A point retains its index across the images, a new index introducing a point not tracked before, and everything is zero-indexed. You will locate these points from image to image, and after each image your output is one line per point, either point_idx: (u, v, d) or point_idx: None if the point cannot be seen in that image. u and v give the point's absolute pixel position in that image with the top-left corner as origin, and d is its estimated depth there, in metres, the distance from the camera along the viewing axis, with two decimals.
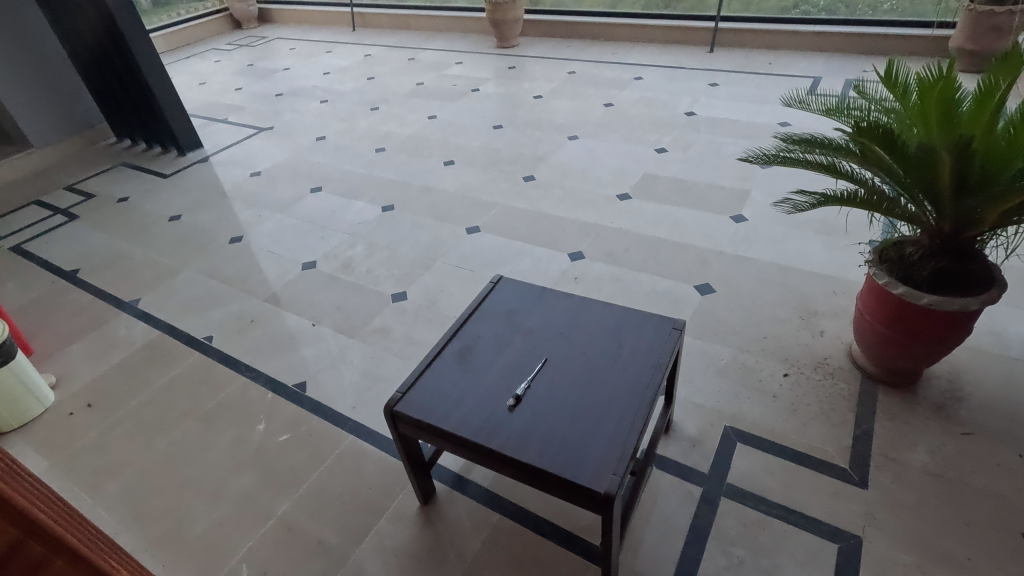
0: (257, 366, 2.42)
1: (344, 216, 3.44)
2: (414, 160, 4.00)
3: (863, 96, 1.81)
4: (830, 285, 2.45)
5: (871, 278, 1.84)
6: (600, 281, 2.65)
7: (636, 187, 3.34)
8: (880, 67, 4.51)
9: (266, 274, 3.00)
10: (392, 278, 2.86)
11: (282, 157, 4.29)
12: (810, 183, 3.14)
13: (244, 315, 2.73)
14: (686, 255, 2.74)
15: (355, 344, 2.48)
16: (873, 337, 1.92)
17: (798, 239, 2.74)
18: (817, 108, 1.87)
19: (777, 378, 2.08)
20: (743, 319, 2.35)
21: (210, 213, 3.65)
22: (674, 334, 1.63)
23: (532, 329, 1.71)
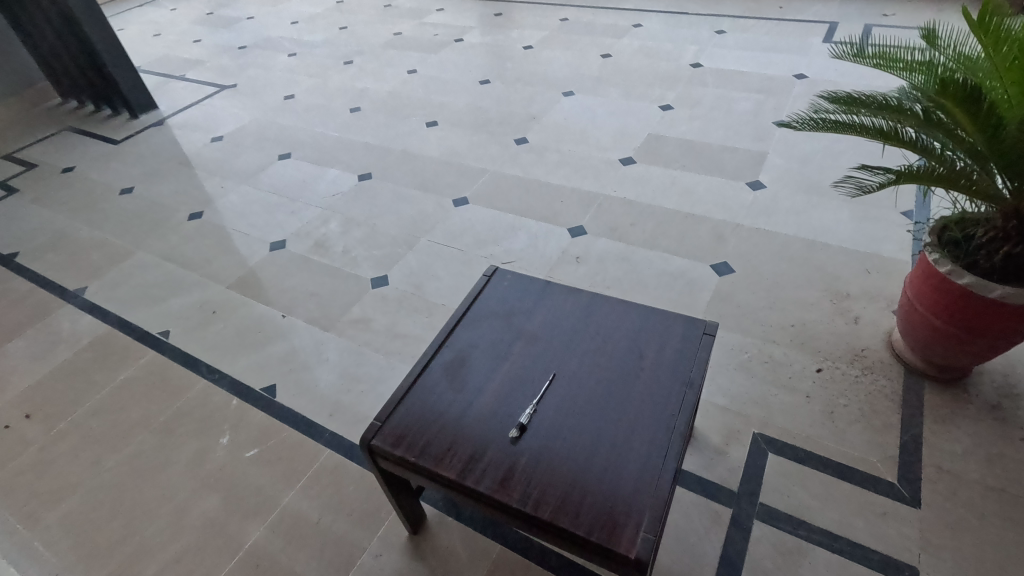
0: (220, 367, 2.14)
1: (317, 186, 3.09)
2: (393, 121, 3.61)
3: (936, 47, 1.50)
4: (863, 263, 2.19)
5: (929, 265, 1.59)
6: (604, 261, 2.37)
7: (641, 150, 3.01)
8: (902, 10, 4.14)
9: (230, 256, 2.68)
10: (372, 259, 2.55)
11: (246, 118, 3.87)
12: (832, 143, 2.83)
13: (206, 305, 2.42)
14: (700, 228, 2.46)
15: (331, 337, 2.20)
16: (925, 331, 1.68)
17: (823, 209, 2.47)
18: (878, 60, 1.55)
19: (809, 374, 1.84)
20: (768, 303, 2.09)
21: (166, 184, 3.28)
22: (704, 341, 1.36)
23: (535, 336, 1.43)
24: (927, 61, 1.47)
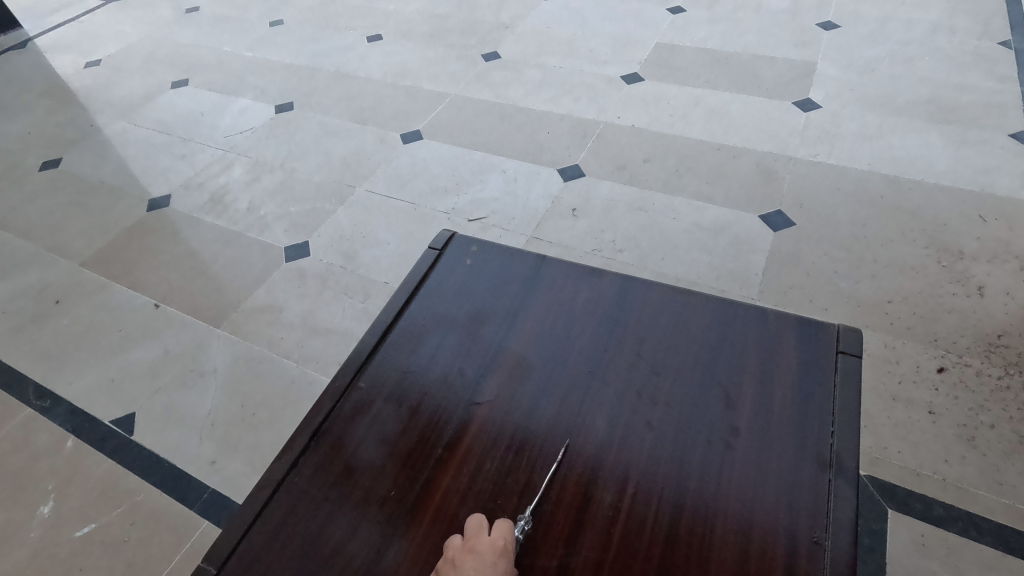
0: (55, 387, 1.44)
1: (219, 120, 2.31)
2: (323, 35, 2.79)
3: None
4: (972, 207, 1.57)
5: None
6: (611, 213, 1.70)
7: (648, 63, 2.29)
8: None
9: (90, 218, 1.93)
10: (287, 219, 1.84)
11: (134, 36, 2.99)
12: (899, 48, 2.15)
13: (47, 291, 1.69)
14: (738, 164, 1.80)
15: (222, 336, 1.52)
16: None
17: (901, 133, 1.82)
18: None
19: (926, 377, 1.24)
20: (849, 269, 1.46)
21: (17, 122, 2.44)
22: (843, 371, 0.72)
23: (524, 362, 0.78)
24: None
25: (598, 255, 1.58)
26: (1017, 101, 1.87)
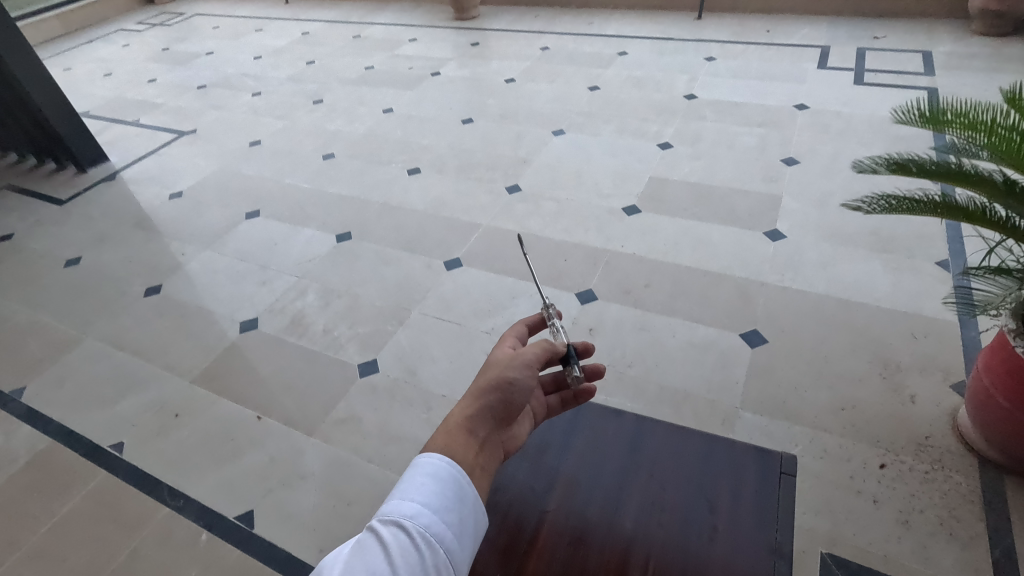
0: (185, 489, 1.81)
1: (290, 248, 2.79)
2: (370, 168, 3.33)
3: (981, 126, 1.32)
4: (906, 326, 1.99)
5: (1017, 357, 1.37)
6: (621, 332, 2.12)
7: (644, 196, 2.79)
8: (891, 32, 4.12)
9: (193, 339, 2.35)
10: (357, 339, 2.26)
11: (208, 169, 3.53)
12: (848, 183, 2.65)
13: (167, 406, 2.09)
14: (721, 288, 2.24)
15: (315, 444, 1.90)
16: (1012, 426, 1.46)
17: (850, 261, 2.27)
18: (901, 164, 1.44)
19: (872, 472, 1.61)
20: (811, 380, 1.86)
21: (119, 251, 2.92)
22: (785, 485, 1.11)
23: (575, 480, 1.16)
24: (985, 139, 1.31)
25: (613, 370, 1.99)
26: (941, 232, 2.34)
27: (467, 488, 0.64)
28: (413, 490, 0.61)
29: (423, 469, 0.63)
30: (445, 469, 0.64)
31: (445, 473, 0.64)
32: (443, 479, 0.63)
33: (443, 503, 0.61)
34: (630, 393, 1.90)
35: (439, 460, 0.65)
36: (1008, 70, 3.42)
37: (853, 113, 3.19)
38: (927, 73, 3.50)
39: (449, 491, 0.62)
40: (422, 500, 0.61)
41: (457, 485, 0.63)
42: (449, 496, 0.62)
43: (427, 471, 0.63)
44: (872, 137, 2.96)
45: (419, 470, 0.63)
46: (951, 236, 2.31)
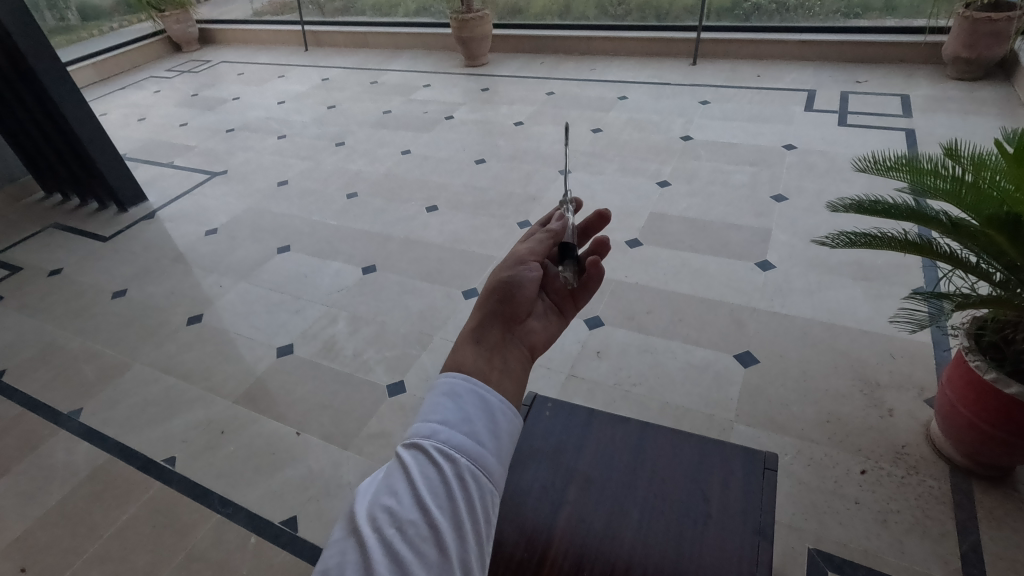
0: (233, 498, 2.00)
1: (319, 280, 3.03)
2: (391, 206, 3.60)
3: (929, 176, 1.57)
4: (885, 347, 2.19)
5: (969, 371, 1.58)
6: (626, 355, 2.33)
7: (645, 230, 3.03)
8: (872, 76, 4.43)
9: (234, 363, 2.57)
10: (385, 362, 2.48)
11: (240, 207, 3.81)
12: (832, 217, 2.89)
13: (213, 424, 2.29)
14: (717, 314, 2.45)
15: (350, 457, 2.10)
16: (971, 433, 1.65)
17: (834, 288, 2.49)
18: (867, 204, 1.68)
19: (854, 477, 1.79)
20: (800, 396, 2.06)
21: (162, 284, 3.16)
22: (767, 478, 1.30)
23: (590, 477, 1.35)
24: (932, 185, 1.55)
25: (619, 388, 2.19)
26: (917, 262, 2.56)
27: (486, 397, 0.56)
28: (430, 409, 0.55)
29: (438, 389, 0.57)
30: (459, 382, 0.57)
31: (460, 386, 0.57)
32: (459, 396, 0.56)
33: (462, 417, 0.54)
34: (634, 410, 2.10)
35: (454, 377, 0.58)
36: (980, 112, 3.71)
37: (836, 152, 3.46)
38: (905, 115, 3.78)
39: (467, 403, 0.55)
40: (439, 417, 0.54)
41: (479, 399, 0.56)
42: (468, 408, 0.55)
43: (443, 390, 0.56)
44: (854, 175, 3.22)
45: (434, 391, 0.57)
46: (926, 265, 2.53)
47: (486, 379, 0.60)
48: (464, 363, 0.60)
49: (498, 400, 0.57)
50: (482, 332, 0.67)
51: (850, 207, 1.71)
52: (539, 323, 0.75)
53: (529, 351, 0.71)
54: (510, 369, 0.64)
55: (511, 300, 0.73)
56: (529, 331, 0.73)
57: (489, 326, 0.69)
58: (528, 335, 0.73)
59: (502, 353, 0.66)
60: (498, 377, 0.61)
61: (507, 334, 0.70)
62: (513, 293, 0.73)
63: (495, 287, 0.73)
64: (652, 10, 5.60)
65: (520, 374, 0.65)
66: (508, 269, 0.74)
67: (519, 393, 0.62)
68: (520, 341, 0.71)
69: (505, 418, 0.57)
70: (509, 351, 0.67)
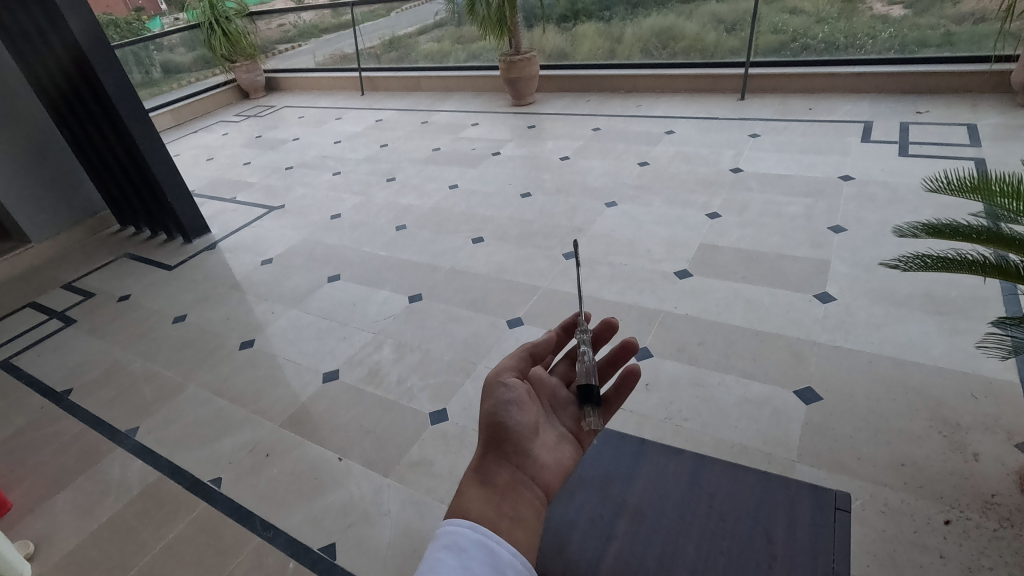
0: (275, 521, 1.99)
1: (366, 308, 3.07)
2: (438, 237, 3.66)
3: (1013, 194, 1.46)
4: (965, 386, 2.02)
5: None
6: (676, 388, 2.23)
7: (695, 260, 2.95)
8: (934, 107, 4.27)
9: (282, 387, 2.61)
10: (428, 389, 2.46)
11: (295, 239, 3.96)
12: (897, 248, 2.74)
13: (258, 446, 2.31)
14: (774, 347, 2.33)
15: (391, 485, 2.06)
16: None
17: (903, 323, 2.33)
18: (940, 226, 1.58)
19: (936, 527, 1.62)
20: (868, 436, 1.91)
21: (219, 309, 3.29)
22: (838, 519, 1.18)
23: (640, 511, 1.27)
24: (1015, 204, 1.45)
25: (670, 423, 2.08)
26: (996, 295, 2.38)
27: (492, 550, 0.66)
28: (435, 567, 0.63)
29: (443, 544, 0.66)
30: (464, 536, 0.66)
31: (466, 541, 0.66)
32: (464, 551, 0.65)
33: (466, 574, 0.62)
34: (687, 445, 1.98)
35: (461, 529, 0.67)
36: None
37: (899, 183, 3.31)
38: (973, 144, 3.60)
39: (473, 560, 0.64)
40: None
41: (482, 554, 0.65)
42: (472, 565, 0.63)
43: (448, 545, 0.65)
44: (920, 205, 3.06)
45: (440, 546, 0.66)
46: (1007, 299, 2.35)
47: (494, 526, 0.70)
48: (471, 511, 0.71)
49: (502, 552, 0.66)
50: (489, 475, 0.78)
51: (920, 229, 1.61)
52: (547, 456, 0.83)
53: (541, 489, 0.79)
54: (517, 513, 0.73)
55: (509, 439, 0.81)
56: (540, 466, 0.81)
57: (492, 469, 0.78)
58: (535, 471, 0.81)
59: (507, 497, 0.75)
60: (507, 524, 0.71)
61: (514, 474, 0.79)
62: (512, 431, 0.81)
63: (493, 427, 0.81)
64: (698, 50, 5.62)
65: (528, 519, 0.74)
66: (498, 404, 0.82)
67: (527, 538, 0.71)
68: (527, 479, 0.79)
69: (509, 572, 0.65)
70: (516, 494, 0.76)
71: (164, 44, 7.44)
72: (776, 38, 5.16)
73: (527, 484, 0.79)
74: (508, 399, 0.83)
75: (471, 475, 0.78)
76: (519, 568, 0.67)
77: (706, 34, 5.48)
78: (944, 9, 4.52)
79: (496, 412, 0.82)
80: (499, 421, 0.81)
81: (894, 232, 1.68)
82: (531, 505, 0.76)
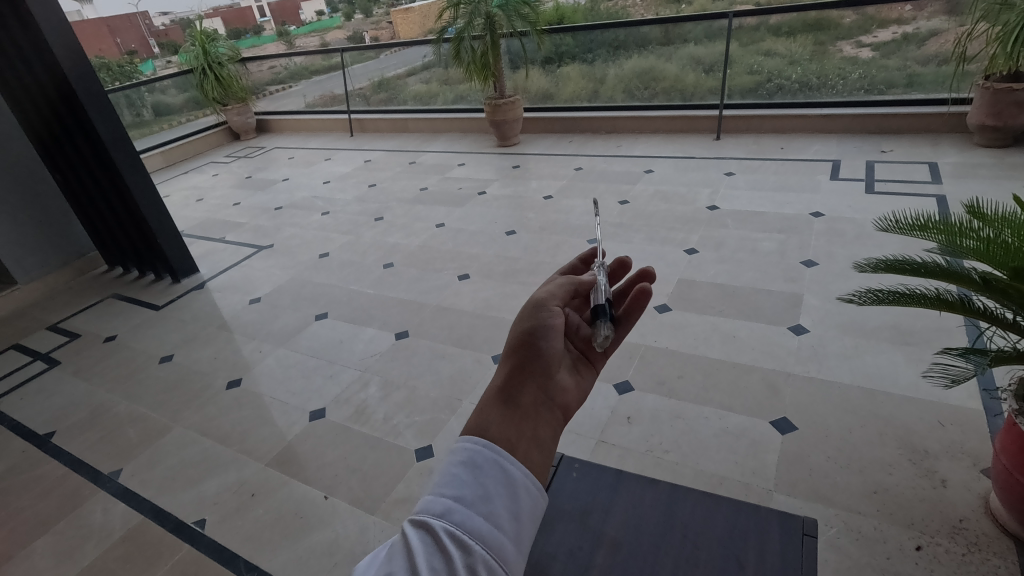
0: (259, 563, 1.99)
1: (354, 346, 3.12)
2: (425, 275, 3.73)
3: (959, 232, 1.56)
4: (933, 415, 2.09)
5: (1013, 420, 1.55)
6: (657, 420, 2.28)
7: (674, 295, 3.05)
8: (898, 146, 4.50)
9: (268, 427, 2.62)
10: (414, 426, 2.49)
11: (283, 278, 4.01)
12: (865, 281, 2.86)
13: (244, 487, 2.31)
14: (750, 379, 2.40)
15: (376, 523, 2.07)
16: (1020, 495, 1.57)
17: (872, 354, 2.42)
18: (896, 263, 1.68)
19: (908, 553, 1.66)
20: (842, 465, 1.97)
21: (207, 349, 3.31)
22: (806, 545, 1.23)
23: (618, 542, 1.30)
24: (962, 242, 1.54)
25: (651, 455, 2.13)
26: (959, 326, 2.50)
27: (511, 470, 0.52)
28: (444, 484, 0.50)
29: (455, 457, 0.52)
30: (481, 453, 0.52)
31: (481, 457, 0.52)
32: (478, 468, 0.51)
33: (480, 494, 0.49)
34: (668, 477, 2.03)
35: (475, 443, 0.53)
36: (1011, 176, 3.70)
37: (866, 219, 3.46)
38: (934, 182, 3.79)
39: (488, 479, 0.50)
40: (457, 496, 0.49)
41: (500, 473, 0.51)
42: (487, 484, 0.50)
43: (460, 459, 0.51)
44: (886, 241, 3.20)
45: (450, 457, 0.52)
46: (969, 330, 2.46)
47: (511, 447, 0.54)
48: (489, 428, 0.55)
49: (524, 473, 0.52)
50: (513, 393, 0.61)
51: (878, 266, 1.71)
52: (570, 381, 0.68)
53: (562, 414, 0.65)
54: (539, 437, 0.58)
55: (541, 359, 0.65)
56: (565, 390, 0.66)
57: (518, 386, 0.62)
58: (560, 393, 0.65)
59: (532, 418, 0.59)
60: (526, 445, 0.56)
61: (539, 394, 0.63)
62: (545, 353, 0.66)
63: (525, 347, 0.65)
64: (677, 92, 5.86)
65: (550, 445, 0.58)
66: (537, 326, 0.66)
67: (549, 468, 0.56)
68: (552, 401, 0.64)
69: (529, 495, 0.52)
70: (540, 416, 0.60)
71: (156, 87, 7.60)
72: (751, 79, 5.41)
73: (552, 406, 0.63)
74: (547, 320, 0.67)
75: (490, 392, 0.61)
76: (539, 491, 0.53)
77: (684, 76, 5.73)
78: (907, 52, 4.79)
79: (530, 333, 0.66)
80: (526, 334, 0.66)
81: (855, 267, 1.77)
82: (553, 429, 0.61)
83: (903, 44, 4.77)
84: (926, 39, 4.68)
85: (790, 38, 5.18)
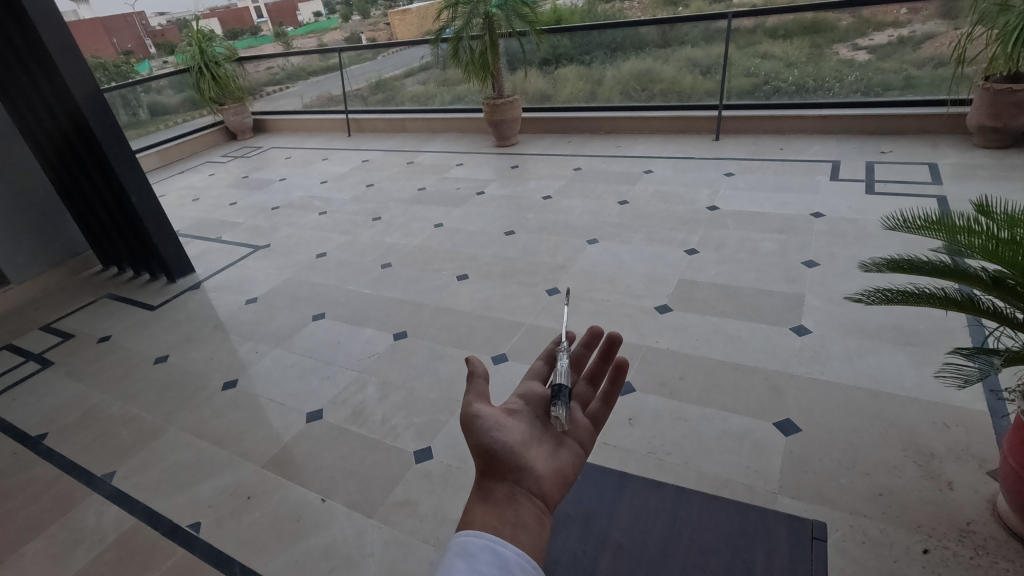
0: (255, 567, 1.95)
1: (351, 346, 3.08)
2: (424, 275, 3.70)
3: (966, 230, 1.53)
4: (938, 416, 2.07)
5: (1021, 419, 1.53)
6: (659, 422, 2.25)
7: (675, 296, 3.02)
8: (897, 147, 4.50)
9: (264, 429, 2.58)
10: (413, 428, 2.45)
11: (280, 278, 3.97)
12: (867, 281, 2.84)
13: (240, 490, 2.27)
14: (753, 381, 2.38)
15: (374, 527, 2.04)
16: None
17: (875, 355, 2.40)
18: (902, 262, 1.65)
19: (915, 557, 1.64)
20: (847, 467, 1.94)
21: (202, 350, 3.27)
22: (816, 549, 1.20)
23: (622, 546, 1.27)
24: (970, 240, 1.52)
25: (653, 457, 2.10)
26: (962, 327, 2.48)
27: (501, 552, 0.59)
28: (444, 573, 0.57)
29: (453, 550, 0.60)
30: (473, 542, 0.60)
31: (473, 546, 0.60)
32: (472, 556, 0.59)
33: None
34: (671, 479, 2.00)
35: (468, 536, 0.61)
36: (1011, 177, 3.69)
37: (866, 219, 3.45)
38: (935, 182, 3.78)
39: (481, 563, 0.58)
40: None
41: (493, 557, 0.59)
42: (481, 567, 0.57)
43: (456, 550, 0.59)
44: (887, 241, 3.19)
45: (449, 552, 0.60)
46: (973, 331, 2.44)
47: (497, 532, 0.63)
48: (474, 522, 0.64)
49: (513, 553, 0.60)
50: (487, 492, 0.70)
51: (884, 266, 1.69)
52: (543, 464, 0.76)
53: (542, 498, 0.72)
54: (520, 520, 0.66)
55: (501, 456, 0.74)
56: (537, 475, 0.74)
57: (487, 487, 0.71)
58: (535, 480, 0.73)
59: (510, 506, 0.68)
60: (510, 529, 0.64)
61: (511, 485, 0.71)
62: (500, 448, 0.75)
63: (482, 453, 0.75)
64: (675, 93, 5.85)
65: (534, 526, 0.66)
66: (481, 430, 0.76)
67: (538, 545, 0.64)
68: (528, 490, 0.72)
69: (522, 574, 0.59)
70: (517, 504, 0.69)
71: (153, 87, 7.56)
72: (749, 81, 5.41)
73: (527, 494, 0.71)
74: (488, 423, 0.76)
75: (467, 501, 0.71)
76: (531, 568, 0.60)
77: (682, 77, 5.72)
78: (904, 55, 4.78)
79: (482, 439, 0.75)
80: (485, 445, 0.75)
81: (860, 266, 1.75)
82: (533, 513, 0.69)
83: (901, 46, 4.77)
84: (923, 42, 4.68)
85: (786, 41, 5.16)
